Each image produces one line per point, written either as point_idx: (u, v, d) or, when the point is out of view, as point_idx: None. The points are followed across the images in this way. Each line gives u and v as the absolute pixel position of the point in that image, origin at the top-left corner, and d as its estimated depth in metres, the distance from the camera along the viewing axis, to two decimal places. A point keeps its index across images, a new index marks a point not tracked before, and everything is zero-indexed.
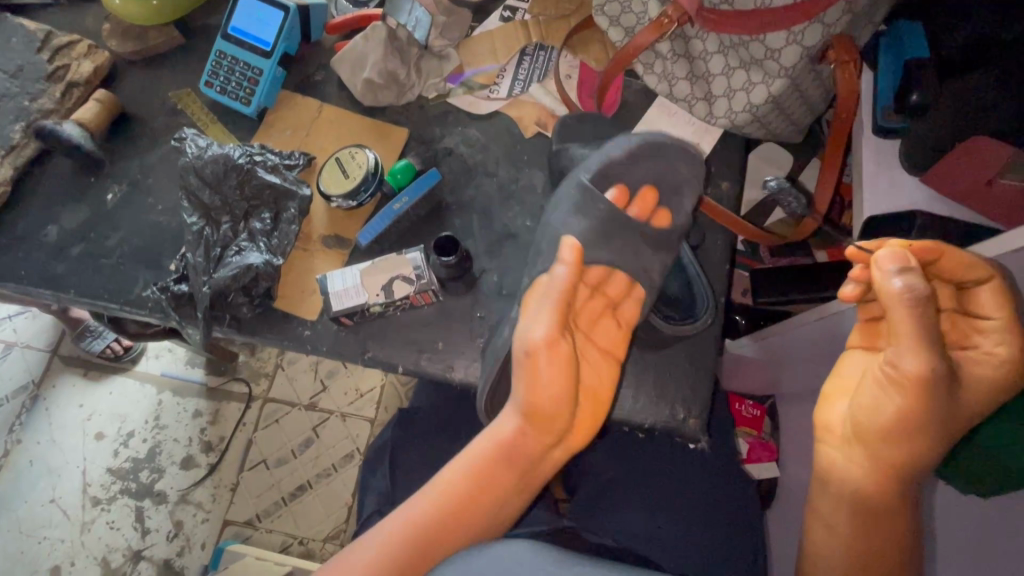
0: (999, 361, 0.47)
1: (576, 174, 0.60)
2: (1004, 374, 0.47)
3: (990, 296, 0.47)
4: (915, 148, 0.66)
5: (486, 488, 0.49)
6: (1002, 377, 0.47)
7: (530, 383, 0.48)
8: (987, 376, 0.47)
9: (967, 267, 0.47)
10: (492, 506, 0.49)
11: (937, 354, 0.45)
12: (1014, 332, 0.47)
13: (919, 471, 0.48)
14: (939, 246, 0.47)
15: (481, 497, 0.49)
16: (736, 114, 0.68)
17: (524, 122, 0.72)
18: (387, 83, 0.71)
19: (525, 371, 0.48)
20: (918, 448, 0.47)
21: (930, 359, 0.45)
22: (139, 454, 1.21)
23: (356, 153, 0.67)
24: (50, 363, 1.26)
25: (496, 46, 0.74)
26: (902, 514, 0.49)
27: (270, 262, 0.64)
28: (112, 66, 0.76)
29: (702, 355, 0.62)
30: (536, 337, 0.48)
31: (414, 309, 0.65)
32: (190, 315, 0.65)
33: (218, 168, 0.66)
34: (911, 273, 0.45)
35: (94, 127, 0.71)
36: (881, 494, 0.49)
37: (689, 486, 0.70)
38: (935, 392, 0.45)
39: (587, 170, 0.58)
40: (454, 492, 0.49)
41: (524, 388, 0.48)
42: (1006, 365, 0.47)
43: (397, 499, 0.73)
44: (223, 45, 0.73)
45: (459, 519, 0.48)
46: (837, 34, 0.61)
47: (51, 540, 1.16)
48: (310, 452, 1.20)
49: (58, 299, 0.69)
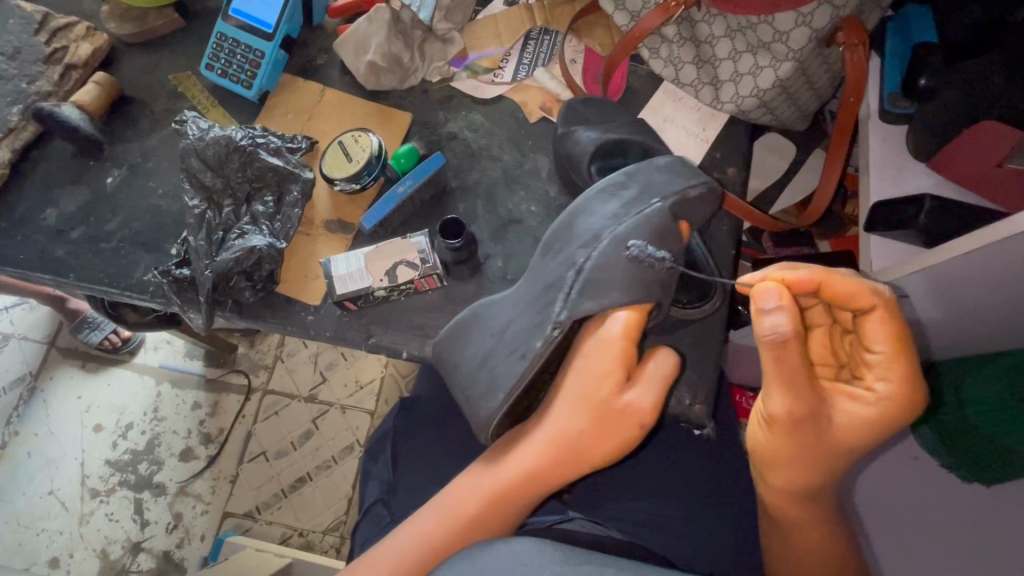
0: (874, 398, 0.47)
1: (641, 201, 0.53)
2: (884, 410, 0.47)
3: (876, 325, 0.47)
4: (922, 132, 0.66)
5: (504, 502, 0.54)
6: (883, 414, 0.47)
7: (584, 427, 0.51)
8: (857, 414, 0.47)
9: (854, 296, 0.46)
10: (505, 515, 0.55)
11: (801, 394, 0.45)
12: (896, 368, 0.47)
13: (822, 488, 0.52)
14: (821, 274, 0.46)
15: (498, 510, 0.54)
16: (743, 98, 0.67)
17: (529, 106, 0.71)
18: (390, 66, 0.71)
19: (581, 416, 0.51)
20: (793, 477, 0.50)
21: (794, 397, 0.45)
22: (138, 446, 1.20)
23: (359, 137, 0.66)
24: (47, 354, 1.26)
25: (500, 30, 0.74)
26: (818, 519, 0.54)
27: (273, 245, 0.63)
28: (111, 49, 0.75)
29: (708, 340, 0.61)
30: (602, 390, 0.50)
31: (418, 294, 0.64)
32: (191, 300, 0.65)
33: (220, 149, 0.65)
34: (774, 311, 0.44)
35: (93, 110, 0.70)
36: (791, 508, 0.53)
37: (693, 473, 0.69)
38: (818, 428, 0.47)
39: (664, 197, 0.53)
40: (481, 496, 0.54)
41: (575, 429, 0.51)
42: (876, 403, 0.47)
43: (399, 487, 0.72)
44: (223, 27, 0.72)
45: (482, 516, 0.54)
46: (847, 16, 0.60)
47: (49, 532, 1.16)
48: (310, 443, 1.19)
49: (57, 284, 0.68)
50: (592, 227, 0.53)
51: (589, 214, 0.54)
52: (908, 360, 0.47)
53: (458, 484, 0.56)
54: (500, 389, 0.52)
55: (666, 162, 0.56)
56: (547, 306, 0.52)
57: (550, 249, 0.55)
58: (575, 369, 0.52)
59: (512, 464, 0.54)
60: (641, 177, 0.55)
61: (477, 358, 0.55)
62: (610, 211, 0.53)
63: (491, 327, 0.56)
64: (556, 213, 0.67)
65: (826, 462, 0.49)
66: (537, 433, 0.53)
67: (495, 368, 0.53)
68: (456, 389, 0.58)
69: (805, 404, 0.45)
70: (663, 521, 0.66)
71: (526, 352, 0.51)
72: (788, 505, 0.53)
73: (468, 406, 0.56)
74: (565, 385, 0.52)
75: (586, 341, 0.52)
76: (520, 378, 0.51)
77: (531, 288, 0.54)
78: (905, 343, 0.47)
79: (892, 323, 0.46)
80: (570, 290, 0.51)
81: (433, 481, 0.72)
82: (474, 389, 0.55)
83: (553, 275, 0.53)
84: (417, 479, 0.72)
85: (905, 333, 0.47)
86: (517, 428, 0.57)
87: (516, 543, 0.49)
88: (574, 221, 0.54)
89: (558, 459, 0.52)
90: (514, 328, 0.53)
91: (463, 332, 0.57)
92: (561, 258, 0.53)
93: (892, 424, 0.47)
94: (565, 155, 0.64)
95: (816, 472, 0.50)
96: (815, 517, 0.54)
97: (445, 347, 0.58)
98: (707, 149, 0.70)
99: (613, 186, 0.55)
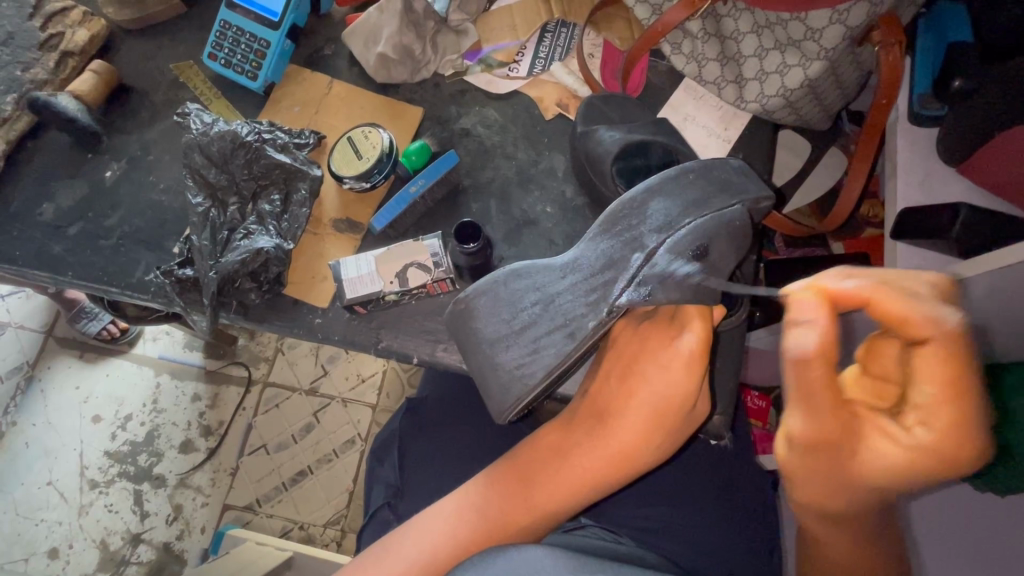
0: (909, 442, 0.36)
1: (720, 198, 0.49)
2: (923, 460, 0.36)
3: (926, 363, 0.35)
4: (952, 137, 0.64)
5: (547, 508, 0.53)
6: (923, 465, 0.36)
7: (654, 444, 0.52)
8: (887, 458, 0.37)
9: (906, 322, 0.35)
10: (542, 523, 0.54)
11: (823, 419, 0.38)
12: (937, 413, 0.35)
13: (851, 518, 0.44)
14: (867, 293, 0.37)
15: (538, 517, 0.54)
16: (768, 98, 0.64)
17: (544, 102, 0.68)
18: (401, 58, 0.68)
19: (655, 434, 0.52)
20: (806, 500, 0.43)
21: (816, 422, 0.38)
22: (137, 438, 1.18)
23: (369, 132, 0.64)
24: (43, 345, 1.23)
25: (516, 21, 0.71)
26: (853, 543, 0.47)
27: (280, 247, 0.61)
28: (109, 35, 0.71)
29: (730, 352, 0.59)
30: (679, 406, 0.51)
31: (430, 298, 0.62)
32: (194, 301, 0.62)
33: (225, 145, 0.63)
34: (807, 324, 0.37)
35: (91, 100, 0.67)
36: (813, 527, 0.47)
37: (708, 482, 0.68)
38: (836, 463, 0.39)
39: (743, 201, 0.50)
40: (518, 507, 0.53)
41: (645, 446, 0.52)
42: (908, 447, 0.37)
43: (406, 491, 0.71)
44: (228, 15, 0.69)
45: (524, 524, 0.54)
46: (883, 13, 0.57)
47: (48, 523, 1.15)
48: (311, 437, 1.18)
49: (54, 281, 0.66)
50: (667, 213, 0.49)
51: (664, 196, 0.49)
52: (965, 406, 0.35)
53: (483, 492, 0.55)
54: (539, 364, 0.49)
55: (741, 163, 0.53)
56: (605, 288, 0.49)
57: (613, 223, 0.50)
58: (651, 384, 0.51)
59: (568, 477, 0.53)
60: (718, 172, 0.51)
61: (512, 325, 0.50)
62: (687, 198, 0.49)
63: (532, 293, 0.50)
64: (573, 215, 0.65)
65: (854, 499, 0.41)
66: (598, 447, 0.53)
67: (538, 341, 0.49)
68: (473, 360, 0.53)
69: (827, 433, 0.38)
70: (677, 528, 0.65)
71: (576, 332, 0.49)
72: (812, 522, 0.46)
73: (490, 377, 0.51)
74: (637, 399, 0.52)
75: (663, 354, 0.51)
76: (565, 358, 0.48)
77: (588, 262, 0.50)
78: (963, 385, 0.35)
79: (944, 361, 0.35)
80: (633, 276, 0.48)
81: (441, 485, 0.70)
82: (502, 359, 0.50)
83: (615, 254, 0.49)
84: (424, 482, 0.70)
85: (968, 373, 0.35)
86: (561, 435, 0.55)
87: (530, 551, 0.46)
88: (647, 200, 0.49)
89: (620, 473, 0.53)
90: (563, 301, 0.50)
91: (497, 296, 0.51)
92: (627, 238, 0.49)
93: (937, 476, 0.37)
94: (585, 154, 0.61)
95: (845, 507, 0.42)
96: (850, 542, 0.47)
97: (468, 310, 0.52)
98: (729, 150, 0.67)
99: (692, 173, 0.50)
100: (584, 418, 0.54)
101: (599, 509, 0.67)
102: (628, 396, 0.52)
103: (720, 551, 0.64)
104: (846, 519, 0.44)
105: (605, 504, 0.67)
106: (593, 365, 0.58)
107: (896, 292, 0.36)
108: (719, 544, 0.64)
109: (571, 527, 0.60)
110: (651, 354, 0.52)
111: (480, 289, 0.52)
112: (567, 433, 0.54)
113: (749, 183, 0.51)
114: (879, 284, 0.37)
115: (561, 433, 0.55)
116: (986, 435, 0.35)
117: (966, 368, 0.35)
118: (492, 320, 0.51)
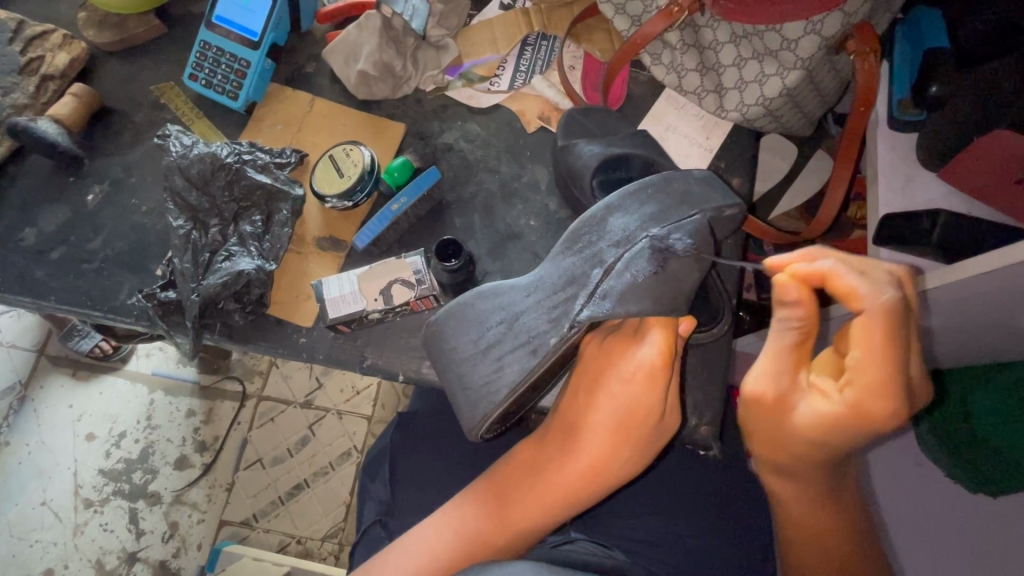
0: (834, 401, 0.41)
1: (679, 210, 0.49)
2: (842, 416, 0.40)
3: (860, 330, 0.39)
4: (933, 143, 0.64)
5: (523, 526, 0.53)
6: (843, 422, 0.40)
7: (625, 457, 0.53)
8: (820, 415, 0.41)
9: (851, 295, 0.40)
10: (524, 538, 0.54)
11: (780, 373, 0.42)
12: (864, 375, 0.39)
13: (798, 481, 0.48)
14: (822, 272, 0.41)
15: (515, 535, 0.54)
16: (748, 107, 0.64)
17: (526, 116, 0.69)
18: (382, 75, 0.67)
19: (625, 447, 0.52)
20: (762, 454, 0.47)
21: (774, 374, 0.42)
22: (131, 455, 1.18)
23: (351, 150, 0.64)
24: (36, 364, 1.22)
25: (496, 35, 0.71)
26: (821, 511, 0.49)
27: (262, 268, 0.61)
28: (90, 58, 0.71)
29: (712, 363, 0.59)
30: (645, 418, 0.51)
31: (415, 315, 0.62)
32: (178, 323, 0.62)
33: (205, 167, 0.63)
34: (788, 307, 0.42)
35: (71, 124, 0.67)
36: (782, 495, 0.49)
37: (700, 490, 0.68)
38: (775, 419, 0.43)
39: (704, 210, 0.49)
40: (498, 523, 0.53)
41: (615, 458, 0.53)
42: (839, 405, 0.40)
43: (398, 507, 0.70)
44: (207, 36, 0.68)
45: (503, 544, 0.53)
46: (857, 22, 0.58)
47: (43, 544, 1.14)
48: (306, 451, 1.17)
49: (38, 305, 0.65)
50: (626, 227, 0.49)
51: (624, 211, 0.49)
52: (888, 377, 0.38)
53: (462, 512, 0.54)
54: (504, 381, 0.50)
55: (705, 173, 0.52)
56: (566, 303, 0.49)
57: (574, 242, 0.50)
58: (616, 397, 0.52)
59: (541, 494, 0.53)
60: (679, 184, 0.51)
61: (479, 345, 0.51)
62: (646, 213, 0.49)
63: (498, 312, 0.51)
64: (557, 228, 0.65)
65: (795, 456, 0.45)
66: (570, 462, 0.53)
67: (502, 359, 0.50)
68: (447, 379, 0.53)
69: (773, 393, 0.42)
70: (670, 539, 0.65)
71: (538, 348, 0.49)
72: (767, 473, 0.49)
73: (460, 394, 0.52)
74: (603, 412, 0.52)
75: (625, 369, 0.51)
76: (528, 374, 0.49)
77: (551, 280, 0.50)
78: (892, 354, 0.38)
79: (882, 331, 0.39)
80: (594, 290, 0.48)
81: (433, 500, 0.69)
82: (472, 377, 0.51)
83: (576, 270, 0.49)
84: (417, 498, 0.70)
85: (900, 342, 0.39)
86: (534, 451, 0.55)
87: (509, 567, 0.45)
88: (606, 217, 0.50)
89: (593, 487, 0.53)
90: (527, 319, 0.50)
91: (464, 316, 0.52)
92: (587, 254, 0.49)
93: (863, 434, 0.40)
94: (566, 168, 0.61)
95: (794, 463, 0.45)
96: (803, 500, 0.49)
97: (440, 330, 0.53)
98: (711, 159, 0.67)
99: (649, 188, 0.50)
100: (555, 434, 0.54)
101: (589, 521, 0.67)
102: (594, 410, 0.52)
103: (710, 556, 0.64)
104: (798, 476, 0.47)
105: (596, 517, 0.67)
106: (567, 377, 0.58)
107: (850, 269, 0.41)
108: (711, 551, 0.64)
109: (563, 540, 0.60)
110: (615, 369, 0.52)
111: (450, 308, 0.53)
112: (540, 450, 0.55)
113: (707, 188, 0.51)
114: (841, 263, 0.41)
115: (535, 448, 0.55)
116: (904, 402, 0.39)
117: (898, 340, 0.39)
118: (464, 340, 0.52)
